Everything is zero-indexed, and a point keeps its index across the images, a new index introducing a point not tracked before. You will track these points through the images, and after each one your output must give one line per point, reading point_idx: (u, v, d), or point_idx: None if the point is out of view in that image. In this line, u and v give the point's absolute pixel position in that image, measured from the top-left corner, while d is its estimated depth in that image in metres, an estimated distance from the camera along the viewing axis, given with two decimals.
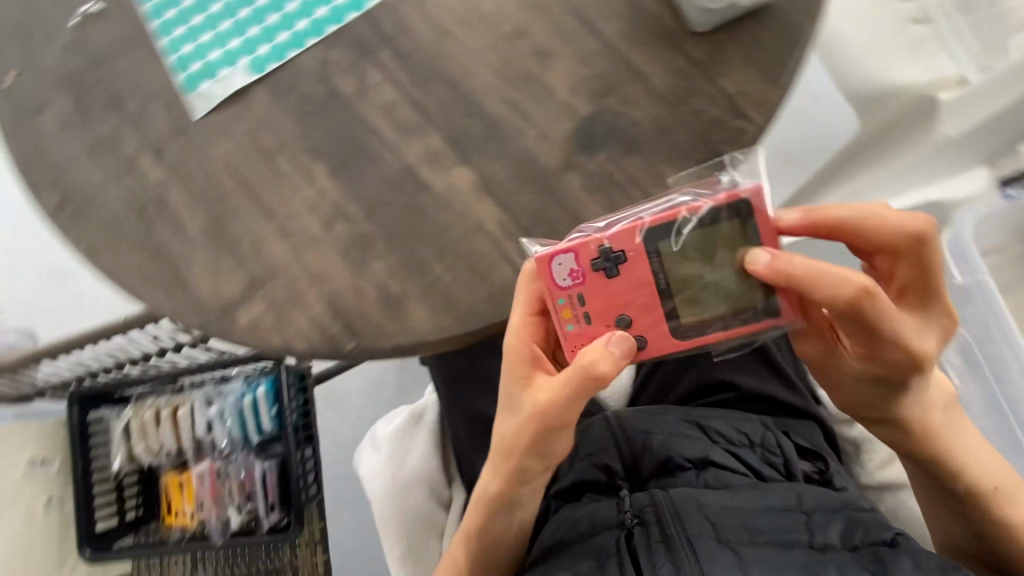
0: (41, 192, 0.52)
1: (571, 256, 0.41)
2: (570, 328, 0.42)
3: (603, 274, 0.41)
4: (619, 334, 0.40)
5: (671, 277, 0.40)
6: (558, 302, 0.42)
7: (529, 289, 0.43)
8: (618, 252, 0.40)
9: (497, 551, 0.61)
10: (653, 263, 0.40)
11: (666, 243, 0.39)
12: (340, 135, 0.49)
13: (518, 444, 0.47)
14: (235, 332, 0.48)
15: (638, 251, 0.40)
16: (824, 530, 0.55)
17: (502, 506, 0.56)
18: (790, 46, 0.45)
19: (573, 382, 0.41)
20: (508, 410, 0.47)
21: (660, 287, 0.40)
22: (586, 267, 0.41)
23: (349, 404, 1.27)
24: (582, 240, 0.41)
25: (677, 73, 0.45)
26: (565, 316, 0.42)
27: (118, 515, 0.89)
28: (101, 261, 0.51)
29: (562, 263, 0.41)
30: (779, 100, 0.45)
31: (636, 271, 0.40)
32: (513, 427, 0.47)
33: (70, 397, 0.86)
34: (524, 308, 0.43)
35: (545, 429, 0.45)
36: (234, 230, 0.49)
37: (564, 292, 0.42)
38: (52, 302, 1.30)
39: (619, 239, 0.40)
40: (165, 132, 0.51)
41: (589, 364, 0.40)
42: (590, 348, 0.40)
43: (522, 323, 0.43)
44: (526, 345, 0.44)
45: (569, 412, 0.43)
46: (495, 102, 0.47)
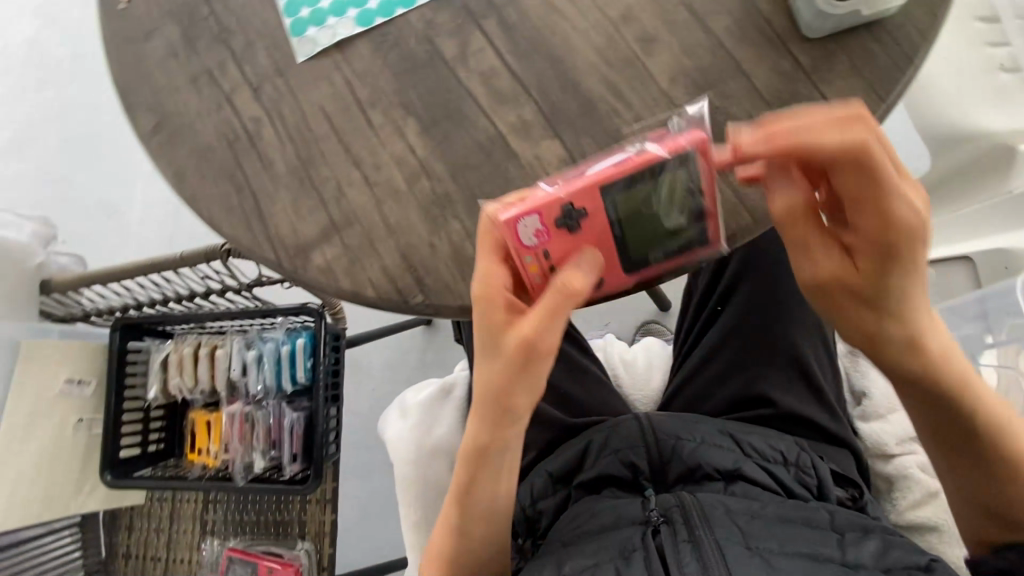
0: (138, 113, 0.54)
1: (535, 217, 0.41)
2: (538, 281, 0.43)
3: (567, 230, 0.42)
4: (586, 266, 0.42)
5: (627, 223, 0.42)
6: (525, 260, 0.42)
7: (491, 242, 0.42)
8: (581, 208, 0.41)
9: (486, 517, 0.54)
10: (609, 212, 0.42)
11: (620, 194, 0.41)
12: (437, 94, 0.50)
13: (507, 386, 0.42)
14: (306, 271, 0.49)
15: (597, 202, 0.41)
16: (858, 547, 0.54)
17: (490, 458, 0.49)
18: (896, 63, 0.45)
19: (553, 308, 0.40)
20: (486, 352, 0.42)
21: (614, 235, 0.42)
22: (550, 225, 0.41)
23: (370, 374, 1.28)
24: (545, 200, 0.41)
25: (779, 75, 0.46)
26: (530, 271, 0.43)
27: (141, 446, 0.92)
28: (185, 186, 0.52)
29: (527, 224, 0.41)
30: (880, 115, 0.45)
31: (596, 224, 0.42)
32: (495, 367, 0.42)
33: (114, 322, 0.87)
34: (494, 259, 0.42)
35: (533, 360, 0.41)
36: (319, 172, 0.50)
37: (530, 250, 0.42)
38: (101, 233, 1.36)
39: (580, 194, 0.41)
40: (269, 70, 0.53)
41: (568, 288, 0.40)
42: (562, 275, 0.41)
43: (491, 272, 0.42)
44: (500, 288, 0.41)
45: (549, 339, 0.40)
46: (593, 82, 0.48)
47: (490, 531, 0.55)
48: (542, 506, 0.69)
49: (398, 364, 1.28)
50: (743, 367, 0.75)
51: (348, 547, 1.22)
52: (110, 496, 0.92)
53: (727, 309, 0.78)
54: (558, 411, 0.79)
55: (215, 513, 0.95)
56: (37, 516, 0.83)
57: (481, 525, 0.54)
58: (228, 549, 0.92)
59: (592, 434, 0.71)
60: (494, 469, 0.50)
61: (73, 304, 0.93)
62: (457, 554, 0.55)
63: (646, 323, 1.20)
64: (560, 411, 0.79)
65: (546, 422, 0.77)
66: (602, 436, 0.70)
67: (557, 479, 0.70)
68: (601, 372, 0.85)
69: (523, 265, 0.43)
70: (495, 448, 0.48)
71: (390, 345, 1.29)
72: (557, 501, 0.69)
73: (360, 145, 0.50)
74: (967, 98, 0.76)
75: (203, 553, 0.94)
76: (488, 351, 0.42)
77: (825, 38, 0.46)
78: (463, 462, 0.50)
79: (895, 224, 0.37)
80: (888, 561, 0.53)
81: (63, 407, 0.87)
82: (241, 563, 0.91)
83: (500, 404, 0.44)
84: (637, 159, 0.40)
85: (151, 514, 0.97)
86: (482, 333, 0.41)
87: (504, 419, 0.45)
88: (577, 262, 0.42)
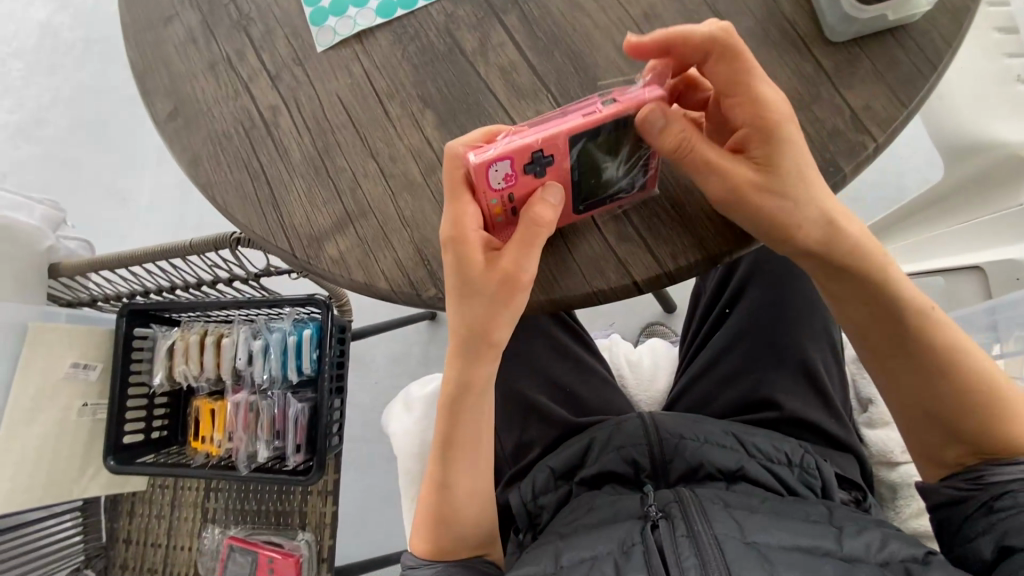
0: (154, 98, 0.54)
1: (506, 162, 0.41)
2: (500, 219, 0.45)
3: (534, 176, 0.42)
4: (551, 205, 0.42)
5: (588, 171, 0.43)
6: (490, 202, 0.43)
7: (457, 182, 0.42)
8: (548, 156, 0.40)
9: (473, 466, 0.55)
10: (574, 159, 0.41)
11: (587, 144, 0.41)
12: (455, 87, 0.50)
13: (487, 320, 0.45)
14: (319, 261, 0.49)
15: (566, 151, 0.41)
16: (855, 540, 0.53)
17: (468, 403, 0.51)
18: (920, 70, 0.45)
19: (527, 240, 0.42)
20: (463, 293, 0.44)
21: (575, 178, 0.43)
22: (519, 170, 0.41)
23: (374, 367, 1.28)
24: (517, 147, 0.40)
25: (802, 77, 0.46)
26: (494, 212, 0.44)
27: (145, 432, 0.92)
28: (200, 172, 0.52)
29: (498, 170, 0.40)
30: (901, 121, 0.45)
31: (561, 171, 0.42)
32: (478, 306, 0.45)
33: (121, 309, 0.87)
34: (463, 199, 0.42)
35: (515, 295, 0.44)
36: (335, 162, 0.50)
37: (496, 194, 0.42)
38: (109, 218, 1.36)
39: (553, 141, 0.40)
40: (287, 58, 0.53)
41: (538, 221, 0.42)
42: (533, 209, 0.42)
43: (460, 209, 0.42)
44: (471, 230, 0.43)
45: (527, 269, 0.43)
46: (613, 80, 0.48)
47: (475, 483, 0.55)
48: (544, 501, 0.69)
49: (401, 358, 1.28)
50: (750, 370, 0.75)
51: (348, 539, 1.22)
52: (112, 481, 0.92)
53: (736, 312, 0.78)
54: (563, 409, 0.79)
55: (216, 501, 0.95)
56: (41, 499, 0.84)
57: (467, 477, 0.54)
58: (229, 537, 0.92)
59: (595, 431, 0.71)
60: (475, 409, 0.52)
61: (80, 289, 0.94)
62: (447, 511, 0.54)
63: (651, 324, 1.20)
64: (565, 410, 0.79)
65: (551, 421, 0.77)
66: (606, 433, 0.70)
67: (559, 475, 0.70)
68: (607, 372, 0.85)
69: (486, 205, 0.44)
70: (475, 390, 0.50)
71: (394, 339, 1.29)
72: (558, 497, 0.69)
73: (377, 136, 0.50)
74: (983, 108, 0.76)
75: (203, 541, 0.94)
76: (466, 291, 0.44)
77: (848, 43, 0.46)
78: (444, 405, 0.52)
79: (772, 112, 0.42)
80: (886, 553, 0.52)
81: (68, 391, 0.87)
82: (240, 552, 0.90)
83: (481, 340, 0.47)
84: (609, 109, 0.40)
85: (153, 501, 0.97)
86: (460, 276, 0.43)
87: (482, 353, 0.48)
88: (542, 196, 0.42)
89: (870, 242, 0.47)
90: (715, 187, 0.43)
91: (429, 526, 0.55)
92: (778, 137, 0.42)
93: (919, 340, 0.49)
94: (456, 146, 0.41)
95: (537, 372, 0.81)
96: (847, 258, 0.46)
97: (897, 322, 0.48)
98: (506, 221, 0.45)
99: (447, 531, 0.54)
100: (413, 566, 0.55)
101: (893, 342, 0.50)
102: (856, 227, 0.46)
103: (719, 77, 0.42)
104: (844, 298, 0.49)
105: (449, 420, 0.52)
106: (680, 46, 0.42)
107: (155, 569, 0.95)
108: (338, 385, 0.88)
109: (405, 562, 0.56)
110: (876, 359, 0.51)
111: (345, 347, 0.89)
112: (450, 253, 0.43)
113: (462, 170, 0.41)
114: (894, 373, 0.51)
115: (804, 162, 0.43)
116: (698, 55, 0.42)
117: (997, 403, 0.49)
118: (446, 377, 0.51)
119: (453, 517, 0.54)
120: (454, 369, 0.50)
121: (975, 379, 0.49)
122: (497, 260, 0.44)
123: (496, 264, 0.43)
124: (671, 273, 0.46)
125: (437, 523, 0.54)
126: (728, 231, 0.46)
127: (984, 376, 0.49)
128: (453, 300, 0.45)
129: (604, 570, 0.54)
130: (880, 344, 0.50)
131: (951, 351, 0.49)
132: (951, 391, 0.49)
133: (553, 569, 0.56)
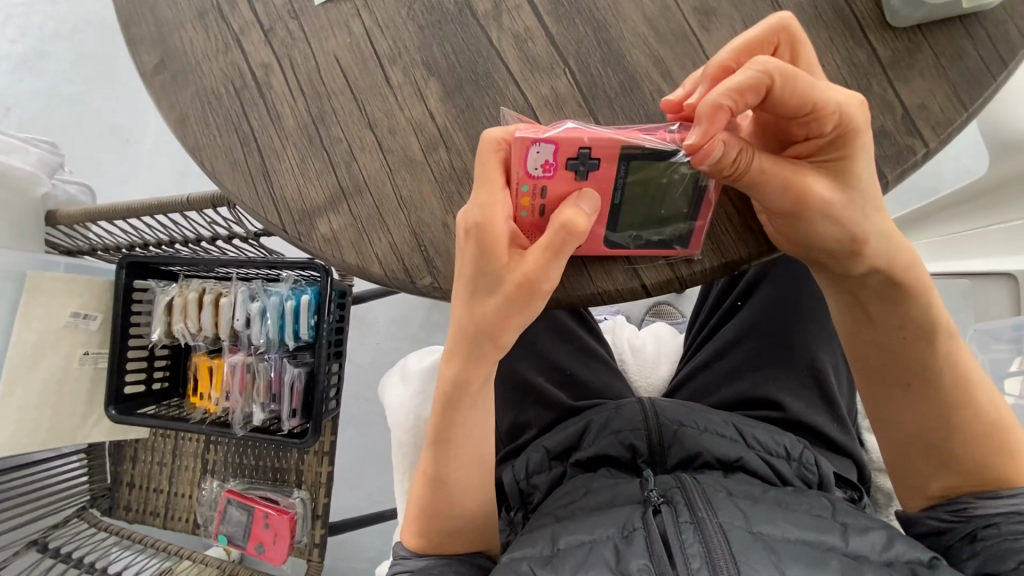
0: (139, 49, 0.50)
1: (551, 147, 0.37)
2: (525, 216, 0.41)
3: (573, 174, 0.38)
4: (583, 212, 0.38)
5: (631, 193, 0.40)
6: (521, 189, 0.39)
7: (495, 169, 0.38)
8: (595, 159, 0.38)
9: (465, 459, 0.53)
10: (621, 170, 0.38)
11: (641, 164, 0.38)
12: (463, 54, 0.46)
13: (495, 322, 0.43)
14: (310, 239, 0.46)
15: (616, 160, 0.38)
16: (861, 537, 0.49)
17: (461, 399, 0.50)
18: (988, 67, 0.40)
19: (552, 243, 0.38)
20: (477, 288, 0.42)
21: (615, 196, 0.40)
22: (561, 162, 0.38)
23: (375, 329, 1.27)
24: (568, 134, 0.37)
25: (852, 66, 0.41)
26: (522, 204, 0.40)
27: (146, 383, 0.92)
28: (187, 133, 0.48)
29: (539, 152, 0.37)
30: (959, 125, 0.40)
31: (603, 182, 0.39)
32: (488, 304, 0.42)
33: (120, 260, 0.85)
34: (497, 183, 0.39)
35: (531, 299, 0.41)
36: (331, 132, 0.46)
37: (530, 181, 0.39)
38: (109, 162, 1.32)
39: (606, 147, 0.37)
40: (282, 11, 0.48)
41: (570, 226, 0.37)
42: (564, 212, 0.38)
43: (493, 193, 0.38)
44: (500, 219, 0.39)
45: (546, 275, 0.39)
46: (640, 57, 0.43)
47: (474, 478, 0.54)
48: (536, 481, 0.68)
49: (402, 323, 1.27)
50: (757, 367, 0.72)
51: (343, 493, 1.25)
52: (114, 429, 0.93)
53: (748, 305, 0.75)
54: (561, 392, 0.77)
55: (215, 454, 0.96)
56: (45, 443, 0.85)
57: (466, 473, 0.54)
58: (227, 490, 0.94)
59: (593, 415, 0.70)
60: (472, 404, 0.50)
61: (80, 238, 0.92)
62: (442, 505, 0.54)
63: (658, 305, 1.17)
64: (563, 393, 0.78)
65: (548, 403, 0.75)
66: (603, 417, 0.69)
67: (553, 455, 0.69)
68: (608, 356, 0.83)
69: (516, 194, 0.40)
70: (469, 387, 0.49)
71: (395, 303, 1.27)
72: (551, 477, 0.67)
73: (376, 105, 0.46)
74: None
75: (202, 492, 0.96)
76: (480, 284, 0.41)
77: (911, 28, 0.41)
78: (438, 398, 0.50)
79: (846, 129, 0.37)
80: (891, 553, 0.48)
81: (70, 339, 0.87)
82: (237, 506, 0.92)
83: (487, 340, 0.45)
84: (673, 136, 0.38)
85: (155, 449, 0.99)
86: (477, 268, 0.40)
87: (485, 354, 0.46)
88: (576, 200, 0.39)
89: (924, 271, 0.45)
90: (777, 198, 0.39)
91: (421, 520, 0.55)
92: (841, 156, 0.38)
93: (938, 372, 0.47)
94: (502, 130, 0.38)
95: (538, 353, 0.79)
96: (901, 283, 0.44)
97: (927, 352, 0.47)
98: (530, 220, 0.41)
99: (440, 523, 0.55)
100: (405, 557, 0.57)
101: (907, 374, 0.48)
102: (913, 256, 0.43)
103: (781, 107, 0.37)
104: (873, 321, 0.47)
105: (444, 415, 0.51)
106: (736, 87, 0.36)
107: (157, 513, 0.98)
108: (337, 350, 0.88)
109: (396, 553, 0.58)
110: (880, 389, 0.50)
111: (345, 312, 0.88)
112: (472, 244, 0.39)
113: (500, 155, 0.39)
114: (901, 404, 0.50)
115: (862, 186, 0.39)
116: (759, 88, 0.36)
117: (1005, 447, 0.48)
118: (444, 373, 0.49)
119: (447, 511, 0.54)
120: (453, 366, 0.48)
121: (985, 424, 0.48)
122: (518, 261, 0.40)
123: (517, 264, 0.40)
124: (684, 278, 0.43)
125: (430, 519, 0.55)
126: (745, 234, 0.43)
127: (994, 421, 0.48)
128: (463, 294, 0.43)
129: (602, 554, 0.50)
130: (892, 375, 0.49)
131: (970, 387, 0.47)
132: (958, 431, 0.48)
133: (550, 552, 0.52)
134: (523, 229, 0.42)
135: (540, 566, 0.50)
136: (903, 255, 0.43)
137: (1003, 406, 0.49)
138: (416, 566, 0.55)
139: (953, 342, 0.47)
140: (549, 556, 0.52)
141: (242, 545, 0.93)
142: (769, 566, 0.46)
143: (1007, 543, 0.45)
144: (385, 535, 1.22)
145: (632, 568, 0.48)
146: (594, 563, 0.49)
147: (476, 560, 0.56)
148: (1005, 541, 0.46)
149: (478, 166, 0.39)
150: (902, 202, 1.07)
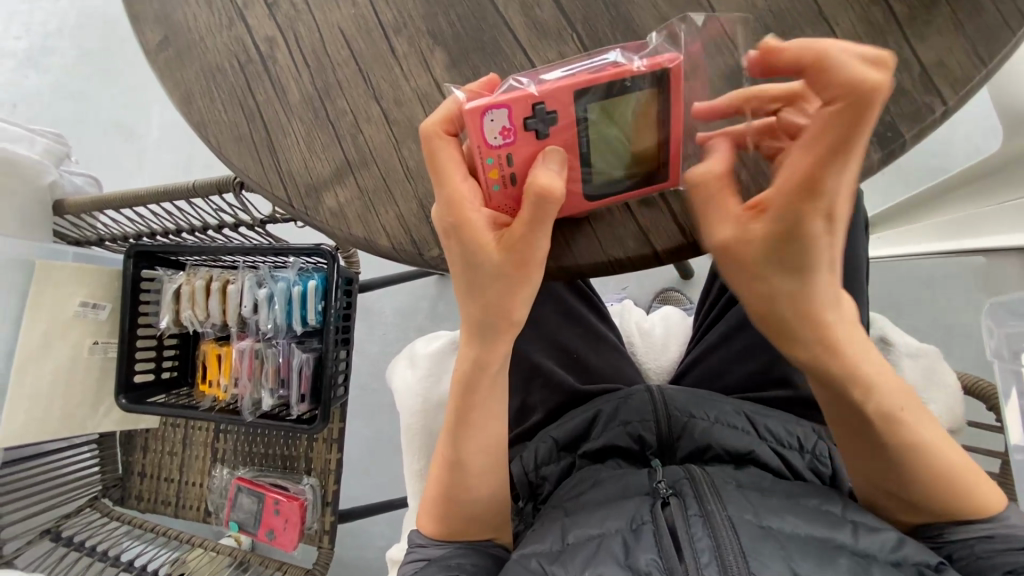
0: (145, 27, 0.49)
1: (503, 112, 0.38)
2: (496, 190, 0.41)
3: (534, 134, 0.39)
4: (550, 162, 0.38)
5: (593, 138, 0.39)
6: (487, 162, 0.40)
7: (451, 154, 0.39)
8: (551, 112, 0.38)
9: (487, 447, 0.53)
10: (582, 121, 0.39)
11: (595, 101, 0.38)
12: (469, 21, 0.45)
13: (503, 299, 0.42)
14: (318, 213, 0.45)
15: (571, 106, 0.38)
16: (871, 534, 0.48)
17: (479, 381, 0.49)
18: (1007, 21, 0.39)
19: (529, 208, 0.37)
20: (470, 276, 0.42)
21: (582, 144, 0.39)
22: (518, 125, 0.39)
23: (384, 317, 1.27)
24: (517, 95, 0.38)
25: (867, 23, 0.40)
26: (491, 178, 0.40)
27: (155, 373, 0.93)
28: (192, 110, 0.48)
29: (493, 119, 0.38)
30: (979, 81, 0.39)
31: (564, 134, 0.39)
32: (482, 289, 0.42)
33: (128, 251, 0.85)
34: (460, 172, 0.39)
35: (522, 270, 0.40)
36: (341, 105, 0.46)
37: (493, 152, 0.39)
38: (114, 158, 1.32)
39: (555, 95, 0.38)
40: None
41: (546, 191, 0.36)
42: (538, 177, 0.37)
43: (459, 182, 0.39)
44: (471, 208, 0.39)
45: (531, 245, 0.39)
46: (648, 21, 0.43)
47: (491, 465, 0.54)
48: (545, 472, 0.67)
49: (411, 311, 1.27)
50: (766, 347, 0.72)
51: (352, 482, 1.26)
52: (125, 418, 0.94)
53: None
54: (569, 376, 0.77)
55: (225, 442, 0.96)
56: (56, 432, 0.85)
57: (481, 458, 0.53)
58: (237, 478, 0.94)
59: (601, 404, 0.69)
60: (485, 391, 0.50)
61: (88, 228, 0.93)
62: (454, 494, 0.54)
63: (667, 290, 1.16)
64: (572, 376, 0.77)
65: (556, 386, 0.75)
66: (612, 407, 0.68)
67: (562, 446, 0.68)
68: (616, 340, 0.83)
69: (481, 170, 0.40)
70: (482, 372, 0.49)
71: (404, 291, 1.27)
72: (560, 468, 0.67)
73: (380, 76, 0.46)
74: None
75: (213, 479, 0.96)
76: (472, 278, 0.42)
77: None
78: (456, 379, 0.50)
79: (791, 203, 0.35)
80: (900, 554, 0.46)
81: (78, 330, 0.87)
82: (248, 494, 0.92)
83: (498, 319, 0.44)
84: (610, 70, 0.37)
85: (165, 439, 0.99)
86: (464, 265, 0.41)
87: (498, 335, 0.45)
88: (542, 161, 0.39)
89: (865, 363, 0.43)
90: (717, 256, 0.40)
91: (438, 509, 0.56)
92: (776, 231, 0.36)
93: (886, 441, 0.45)
94: (448, 104, 0.40)
95: (546, 337, 0.78)
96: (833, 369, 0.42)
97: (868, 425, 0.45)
98: (504, 194, 0.41)
99: (458, 511, 0.55)
100: (422, 544, 0.57)
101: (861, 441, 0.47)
102: (864, 337, 0.43)
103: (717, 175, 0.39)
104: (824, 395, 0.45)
105: (460, 397, 0.51)
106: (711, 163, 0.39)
107: (168, 501, 0.98)
108: (344, 337, 0.87)
109: (413, 541, 0.58)
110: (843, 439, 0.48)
111: (352, 299, 0.87)
112: (454, 245, 0.40)
113: (452, 143, 0.39)
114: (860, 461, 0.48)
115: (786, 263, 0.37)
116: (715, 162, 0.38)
117: (948, 500, 0.47)
118: (461, 356, 0.49)
119: (457, 499, 0.54)
120: (470, 350, 0.48)
121: (940, 477, 0.46)
122: (501, 238, 0.40)
123: (502, 243, 0.40)
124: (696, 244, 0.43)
125: (444, 505, 0.55)
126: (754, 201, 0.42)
127: (947, 482, 0.46)
128: (461, 283, 0.43)
129: (611, 549, 0.49)
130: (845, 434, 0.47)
131: (926, 449, 0.45)
132: (916, 486, 0.47)
133: (560, 547, 0.52)
134: (496, 204, 0.41)
135: (550, 563, 0.50)
136: (850, 328, 0.42)
137: (962, 464, 0.47)
138: (432, 554, 0.56)
139: (900, 415, 0.44)
140: (558, 552, 0.51)
141: (253, 531, 0.93)
142: (779, 560, 0.46)
143: (980, 561, 0.46)
144: (395, 524, 1.22)
145: (639, 563, 0.47)
146: (602, 559, 0.49)
147: (490, 548, 0.57)
148: (980, 559, 0.46)
149: (441, 155, 0.39)
150: (917, 182, 1.08)
